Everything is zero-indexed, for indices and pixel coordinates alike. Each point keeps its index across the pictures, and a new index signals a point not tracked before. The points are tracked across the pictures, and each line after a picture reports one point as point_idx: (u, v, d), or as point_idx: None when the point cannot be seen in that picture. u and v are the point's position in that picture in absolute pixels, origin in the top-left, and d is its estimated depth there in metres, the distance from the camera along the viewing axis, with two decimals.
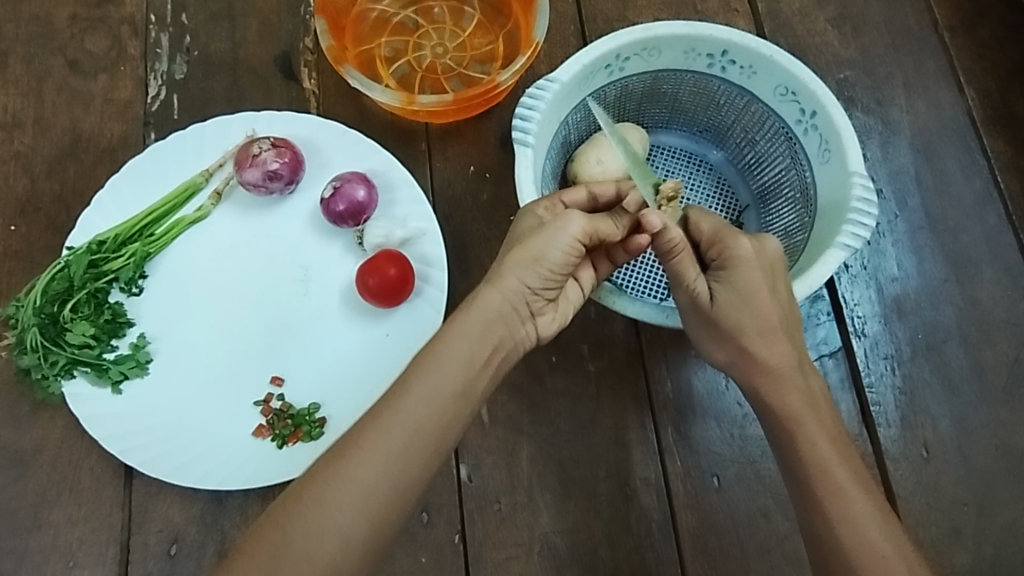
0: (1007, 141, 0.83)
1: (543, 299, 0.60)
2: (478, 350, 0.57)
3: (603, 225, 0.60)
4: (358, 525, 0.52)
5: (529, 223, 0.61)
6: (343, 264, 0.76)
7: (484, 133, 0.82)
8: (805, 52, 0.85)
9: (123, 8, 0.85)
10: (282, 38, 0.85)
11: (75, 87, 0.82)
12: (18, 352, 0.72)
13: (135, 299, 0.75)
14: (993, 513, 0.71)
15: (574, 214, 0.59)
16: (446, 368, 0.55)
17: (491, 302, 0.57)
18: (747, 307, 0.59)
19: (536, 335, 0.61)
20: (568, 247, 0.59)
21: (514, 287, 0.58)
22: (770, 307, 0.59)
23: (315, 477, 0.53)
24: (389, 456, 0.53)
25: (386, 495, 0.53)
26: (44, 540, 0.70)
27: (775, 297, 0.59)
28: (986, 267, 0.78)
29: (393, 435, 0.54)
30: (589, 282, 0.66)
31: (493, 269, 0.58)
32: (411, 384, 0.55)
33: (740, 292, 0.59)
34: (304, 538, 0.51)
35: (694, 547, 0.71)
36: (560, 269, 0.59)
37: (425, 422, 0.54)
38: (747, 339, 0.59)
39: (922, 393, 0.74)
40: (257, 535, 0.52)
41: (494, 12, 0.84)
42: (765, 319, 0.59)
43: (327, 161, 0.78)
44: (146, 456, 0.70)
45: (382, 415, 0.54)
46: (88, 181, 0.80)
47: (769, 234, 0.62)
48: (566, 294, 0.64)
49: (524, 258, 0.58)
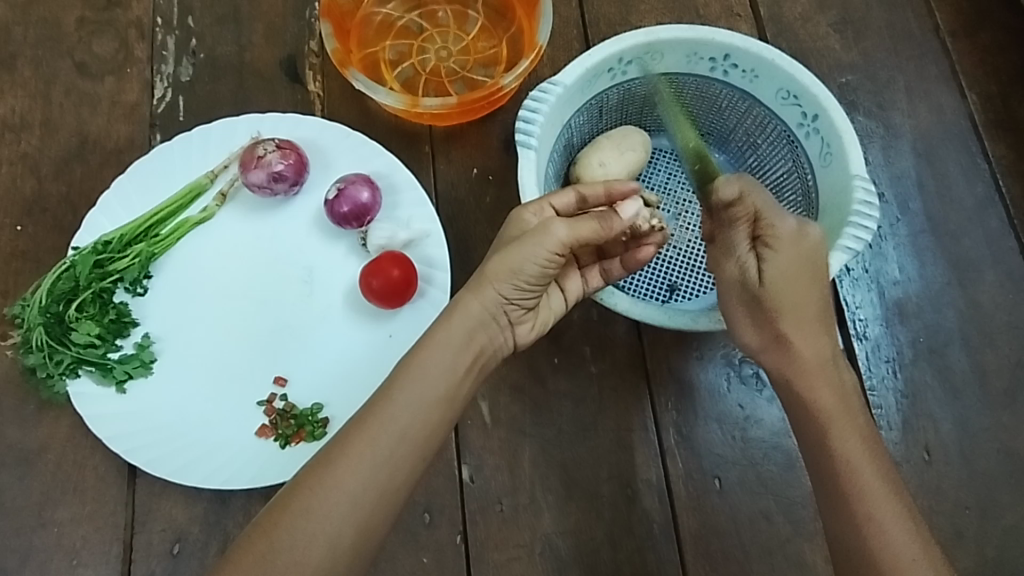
0: (1009, 145, 0.83)
1: (522, 308, 0.61)
2: (459, 358, 0.58)
3: (584, 232, 0.59)
4: (346, 532, 0.52)
5: (514, 231, 0.62)
6: (347, 265, 0.77)
7: (488, 136, 0.82)
8: (807, 56, 0.85)
9: (130, 12, 0.86)
10: (287, 42, 0.85)
11: (82, 89, 0.83)
12: (24, 351, 0.73)
13: (140, 299, 0.75)
14: (996, 516, 0.71)
15: (556, 224, 0.59)
16: (429, 376, 0.57)
17: (471, 311, 0.59)
18: (789, 290, 0.59)
19: (514, 343, 0.63)
20: (546, 260, 0.59)
21: (493, 298, 0.59)
22: (810, 295, 0.60)
23: (303, 486, 0.53)
24: (374, 463, 0.54)
25: (373, 502, 0.53)
26: (48, 539, 0.71)
27: (817, 281, 0.60)
28: (988, 271, 0.78)
29: (380, 444, 0.54)
30: (576, 290, 0.68)
31: (473, 278, 0.60)
32: (397, 393, 0.56)
33: (786, 273, 0.59)
34: (293, 547, 0.51)
35: (695, 549, 0.71)
36: (536, 280, 0.60)
37: (411, 430, 0.55)
38: (785, 323, 0.59)
39: (924, 396, 0.74)
40: (246, 544, 0.52)
41: (498, 16, 0.85)
42: (804, 302, 0.59)
43: (332, 163, 0.79)
44: (150, 456, 0.70)
45: (367, 423, 0.55)
46: (95, 183, 0.80)
47: (814, 221, 0.62)
48: (549, 303, 0.66)
49: (501, 271, 0.58)
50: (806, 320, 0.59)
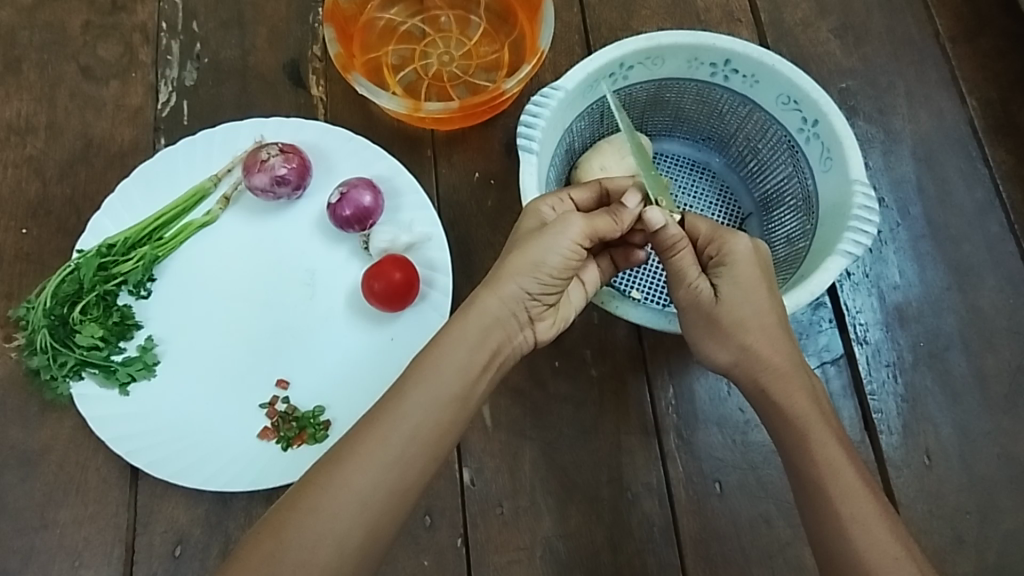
0: (1009, 150, 0.84)
1: (543, 304, 0.61)
2: (475, 357, 0.58)
3: (600, 225, 0.60)
4: (354, 532, 0.53)
5: (531, 222, 0.62)
6: (349, 268, 0.77)
7: (489, 140, 0.82)
8: (808, 61, 0.86)
9: (135, 16, 0.87)
10: (291, 46, 0.86)
11: (87, 93, 0.84)
12: (28, 353, 0.73)
13: (144, 302, 0.76)
14: (996, 521, 0.71)
15: (574, 215, 0.60)
16: (443, 375, 0.57)
17: (490, 308, 0.59)
18: (749, 300, 0.60)
19: (535, 340, 0.63)
20: (567, 251, 0.60)
21: (512, 293, 0.59)
22: (770, 304, 0.60)
23: (312, 485, 0.53)
24: (385, 463, 0.54)
25: (382, 503, 0.54)
26: (51, 540, 0.71)
27: (775, 289, 0.61)
28: (988, 275, 0.79)
29: (390, 442, 0.54)
30: (594, 280, 0.67)
31: (493, 275, 0.60)
32: (409, 391, 0.56)
33: (742, 287, 0.60)
34: (300, 546, 0.52)
35: (695, 552, 0.71)
36: (559, 274, 0.60)
37: (422, 430, 0.55)
38: (747, 334, 0.60)
39: (924, 400, 0.75)
40: (252, 543, 0.52)
41: (500, 21, 0.85)
42: (766, 312, 0.60)
43: (334, 166, 0.79)
44: (152, 457, 0.71)
45: (379, 422, 0.55)
46: (98, 186, 0.81)
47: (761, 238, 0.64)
48: (568, 297, 0.66)
49: (522, 264, 0.59)
50: (767, 333, 0.60)
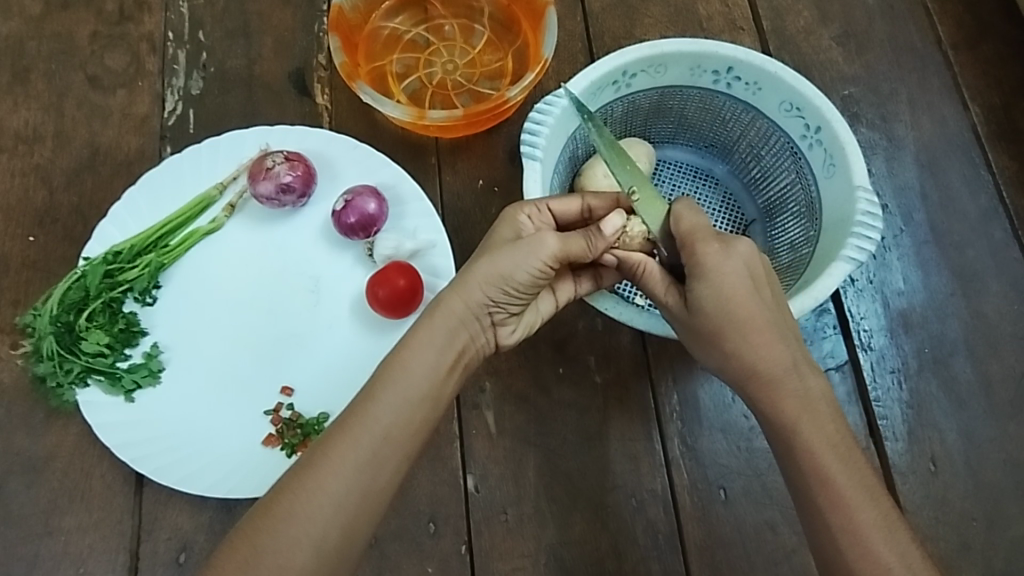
0: (1012, 156, 0.84)
1: (507, 312, 0.62)
2: (441, 359, 0.58)
3: (574, 248, 0.60)
4: (330, 534, 0.53)
5: (507, 231, 0.62)
6: (354, 275, 0.78)
7: (493, 147, 0.83)
8: (810, 68, 0.86)
9: (142, 26, 0.87)
10: (297, 55, 0.86)
11: (94, 102, 0.84)
12: (34, 360, 0.74)
13: (149, 309, 0.76)
14: (1003, 528, 0.71)
15: (547, 235, 0.59)
16: (412, 376, 0.57)
17: (454, 309, 0.59)
18: (724, 315, 0.58)
19: (496, 342, 0.63)
20: (536, 270, 0.59)
21: (477, 299, 0.59)
22: (750, 312, 0.58)
23: (285, 490, 0.53)
24: (357, 466, 0.54)
25: (357, 505, 0.54)
26: (55, 546, 0.71)
27: (755, 297, 0.58)
28: (992, 281, 0.78)
29: (362, 444, 0.55)
30: (567, 293, 0.67)
31: (460, 275, 0.60)
32: (379, 392, 0.56)
33: (715, 296, 0.58)
34: (276, 551, 0.52)
35: (700, 560, 0.70)
36: (524, 288, 0.60)
37: (394, 430, 0.56)
38: (730, 342, 0.59)
39: (929, 406, 0.74)
40: (229, 550, 0.52)
41: (504, 30, 0.86)
42: (746, 321, 0.58)
43: (339, 174, 0.80)
44: (156, 465, 0.71)
45: (350, 424, 0.55)
46: (105, 194, 0.82)
47: (741, 237, 0.59)
48: (537, 307, 0.67)
49: (491, 276, 0.59)
50: (753, 336, 0.58)
